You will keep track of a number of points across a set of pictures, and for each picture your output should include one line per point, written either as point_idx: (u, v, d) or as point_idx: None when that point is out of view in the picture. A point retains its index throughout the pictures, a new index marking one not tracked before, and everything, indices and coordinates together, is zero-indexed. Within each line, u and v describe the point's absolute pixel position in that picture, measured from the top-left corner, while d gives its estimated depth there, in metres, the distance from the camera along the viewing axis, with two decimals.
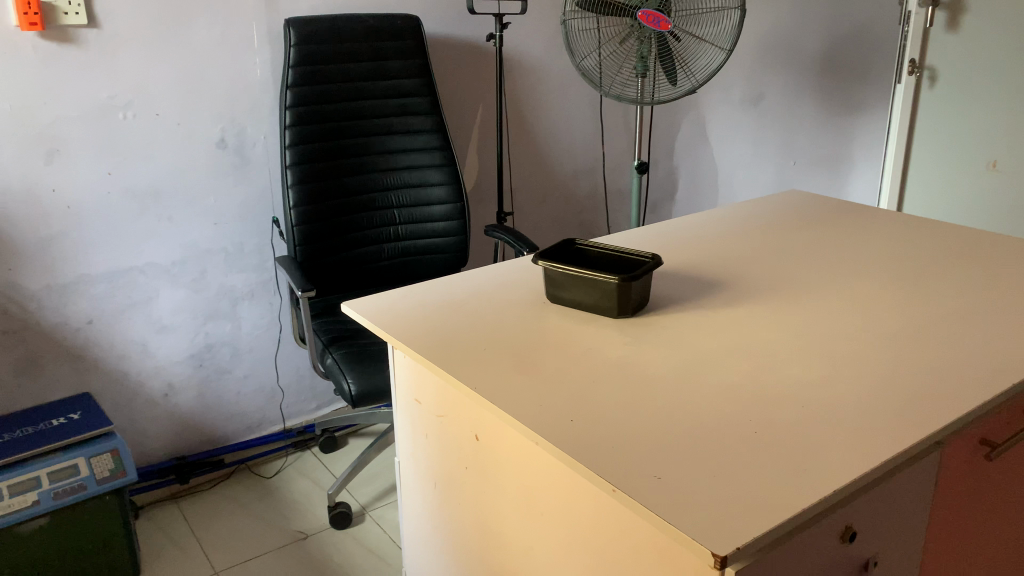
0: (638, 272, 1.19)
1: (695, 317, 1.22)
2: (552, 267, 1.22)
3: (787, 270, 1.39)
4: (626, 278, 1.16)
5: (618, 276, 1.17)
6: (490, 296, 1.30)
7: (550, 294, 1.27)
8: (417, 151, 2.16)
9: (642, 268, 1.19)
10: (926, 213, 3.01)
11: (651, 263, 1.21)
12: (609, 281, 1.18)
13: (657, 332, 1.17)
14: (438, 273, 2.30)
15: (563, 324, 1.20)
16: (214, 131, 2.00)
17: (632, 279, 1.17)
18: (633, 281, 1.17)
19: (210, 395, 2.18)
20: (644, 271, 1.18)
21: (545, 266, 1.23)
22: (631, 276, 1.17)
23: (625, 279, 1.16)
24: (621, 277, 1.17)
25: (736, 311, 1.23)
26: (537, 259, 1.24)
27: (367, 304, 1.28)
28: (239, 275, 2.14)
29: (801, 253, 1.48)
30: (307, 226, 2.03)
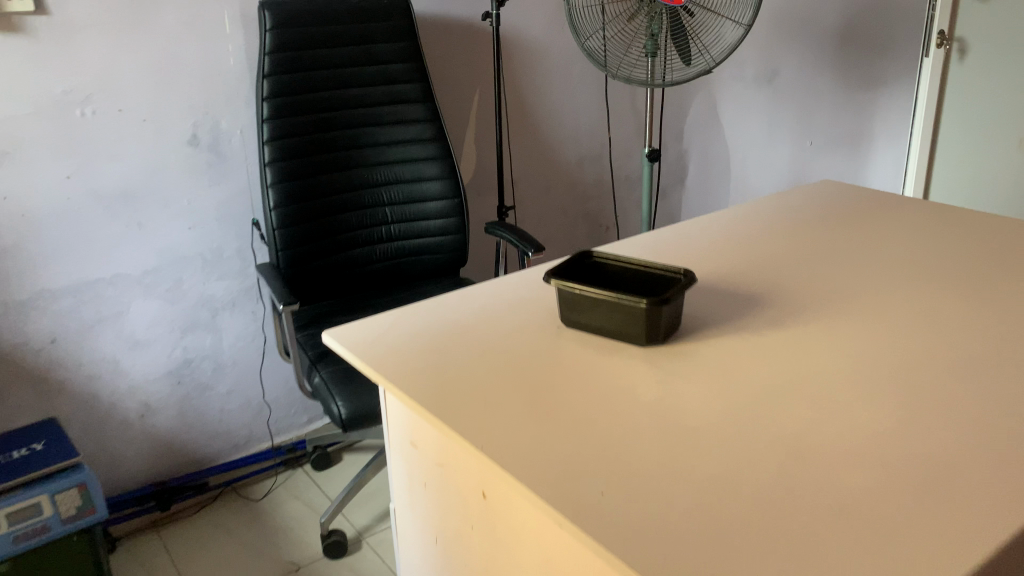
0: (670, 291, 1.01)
1: (738, 341, 1.05)
2: (568, 288, 1.04)
3: (834, 279, 1.22)
4: (658, 300, 0.98)
5: (648, 298, 0.99)
6: (496, 319, 1.13)
7: (564, 317, 1.09)
8: (410, 143, 1.98)
9: (675, 287, 1.01)
10: (952, 196, 2.85)
11: (684, 281, 1.03)
12: (638, 303, 1.00)
13: (694, 363, 1.00)
14: (436, 275, 2.12)
15: (583, 354, 1.03)
16: (185, 126, 1.81)
17: (665, 300, 0.99)
18: (666, 303, 0.99)
19: (191, 413, 2.01)
20: (677, 291, 1.00)
21: (559, 286, 1.06)
22: (664, 298, 0.99)
23: (657, 301, 0.99)
24: (652, 299, 0.99)
25: (784, 334, 1.06)
26: (550, 279, 1.06)
27: (354, 334, 1.11)
28: (218, 282, 1.96)
29: (847, 257, 1.30)
30: (290, 229, 1.85)
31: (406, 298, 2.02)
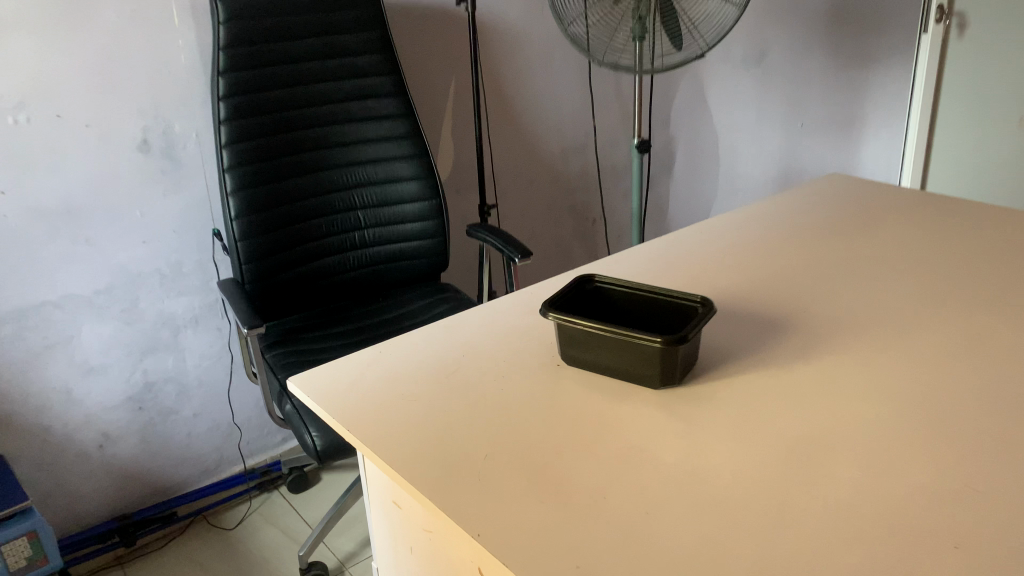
0: (688, 326, 0.88)
1: (764, 379, 0.92)
2: (569, 323, 0.91)
3: (862, 296, 1.10)
4: (676, 339, 0.85)
5: (664, 336, 0.86)
6: (487, 356, 0.99)
7: (565, 354, 0.96)
8: (382, 141, 1.82)
9: (693, 321, 0.88)
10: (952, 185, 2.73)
11: (702, 312, 0.90)
12: (652, 343, 0.87)
13: (717, 408, 0.87)
14: (415, 282, 1.98)
15: (588, 399, 0.90)
16: (135, 131, 1.65)
17: (683, 338, 0.86)
18: (685, 341, 0.86)
19: (155, 441, 1.86)
20: (696, 325, 0.87)
21: (559, 321, 0.92)
22: (682, 335, 0.86)
23: (675, 340, 0.86)
24: (668, 338, 0.86)
25: (814, 367, 0.94)
26: (548, 313, 0.92)
27: (323, 381, 0.97)
28: (179, 299, 1.80)
29: (870, 267, 1.18)
30: (255, 240, 1.70)
31: (383, 309, 1.87)
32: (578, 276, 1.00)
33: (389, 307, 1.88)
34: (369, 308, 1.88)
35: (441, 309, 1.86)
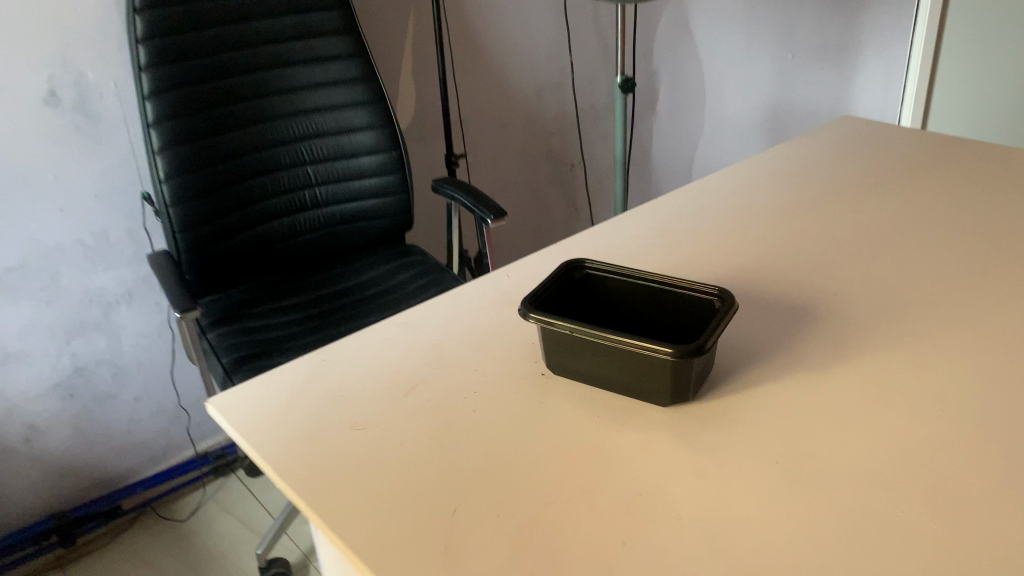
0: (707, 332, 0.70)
1: (798, 386, 0.75)
2: (559, 328, 0.73)
3: (901, 270, 0.92)
4: (694, 350, 0.67)
5: (679, 347, 0.68)
6: (459, 362, 0.81)
7: (551, 364, 0.78)
8: (333, 86, 1.60)
9: (713, 324, 0.70)
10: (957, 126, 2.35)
11: (723, 313, 0.72)
12: (663, 353, 0.69)
13: (742, 427, 0.71)
14: (376, 243, 1.78)
15: (584, 418, 0.73)
16: (38, 83, 1.41)
17: (702, 347, 0.68)
18: (704, 351, 0.68)
19: (91, 430, 1.67)
20: (717, 330, 0.70)
21: (545, 325, 0.74)
22: (700, 344, 0.68)
23: (691, 351, 0.68)
24: (683, 347, 0.68)
25: (859, 368, 0.77)
26: (531, 314, 0.74)
27: (253, 400, 0.79)
28: (108, 273, 1.59)
29: (908, 232, 1.01)
30: (190, 204, 1.48)
31: (343, 276, 1.68)
32: (566, 266, 0.81)
33: (349, 275, 1.68)
34: (326, 275, 1.68)
35: (406, 277, 1.67)
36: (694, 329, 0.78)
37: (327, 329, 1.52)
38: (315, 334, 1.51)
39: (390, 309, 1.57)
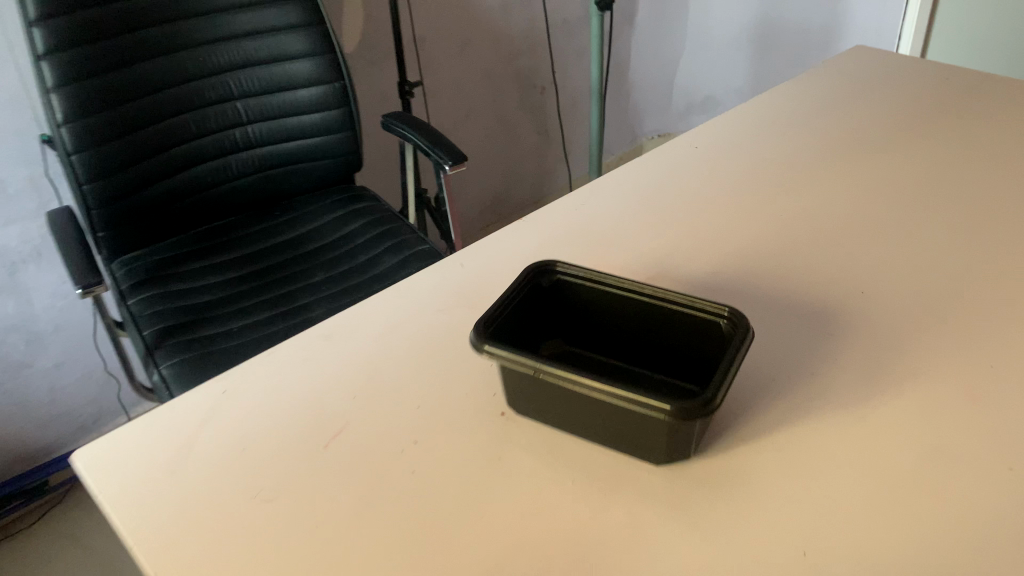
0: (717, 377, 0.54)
1: (825, 431, 0.59)
2: (524, 367, 0.56)
3: (941, 253, 0.75)
4: (702, 407, 0.51)
5: (681, 402, 0.52)
6: (396, 395, 0.64)
7: (514, 403, 0.61)
8: (262, 6, 1.36)
9: (725, 366, 0.54)
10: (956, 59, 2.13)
11: (736, 346, 0.56)
12: (661, 408, 0.52)
13: (754, 496, 0.55)
14: (319, 187, 1.57)
15: (552, 482, 0.57)
16: None
17: (711, 401, 0.52)
18: (714, 408, 0.52)
19: (5, 404, 1.49)
20: (730, 375, 0.54)
21: (505, 362, 0.57)
22: (709, 398, 0.52)
23: (697, 409, 0.52)
24: (686, 402, 0.52)
25: (901, 402, 0.61)
26: (486, 348, 0.57)
27: (133, 453, 0.61)
28: (9, 228, 1.38)
29: (947, 196, 0.83)
30: (96, 150, 1.26)
31: (282, 227, 1.48)
32: (531, 272, 0.64)
33: (290, 225, 1.48)
34: (264, 225, 1.48)
35: (356, 226, 1.47)
36: (694, 354, 0.61)
37: (265, 290, 1.33)
38: (251, 298, 1.31)
39: (338, 265, 1.38)
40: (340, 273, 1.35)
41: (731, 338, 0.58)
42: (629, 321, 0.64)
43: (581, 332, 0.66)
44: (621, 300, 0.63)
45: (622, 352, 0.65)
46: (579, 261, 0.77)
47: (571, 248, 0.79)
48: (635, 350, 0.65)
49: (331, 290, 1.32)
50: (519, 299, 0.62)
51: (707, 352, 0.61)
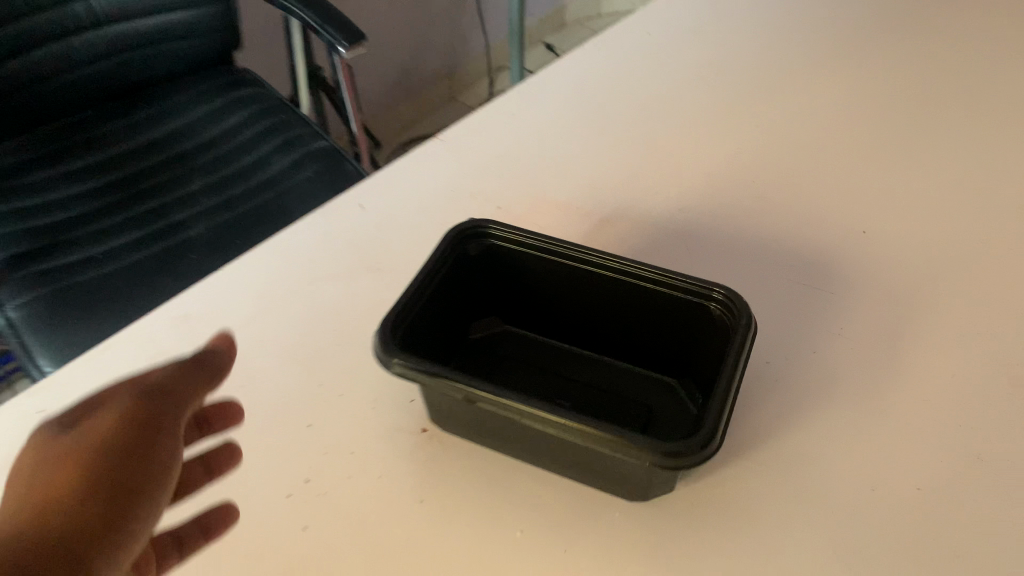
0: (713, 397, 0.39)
1: (840, 438, 0.46)
2: (450, 389, 0.41)
3: (958, 177, 0.61)
4: (700, 453, 0.37)
5: (671, 445, 0.37)
6: (279, 410, 0.48)
7: (441, 422, 0.46)
8: None
9: (724, 383, 0.39)
10: None
11: (735, 347, 0.41)
12: (642, 452, 0.38)
13: (757, 540, 0.42)
14: (181, 78, 1.12)
15: (495, 533, 0.43)
16: None
17: (711, 439, 0.37)
18: (714, 449, 0.37)
19: None
20: (731, 396, 0.39)
21: (423, 382, 0.41)
22: (708, 435, 0.38)
23: (693, 453, 0.37)
24: (678, 445, 0.37)
25: (932, 391, 0.48)
26: (397, 365, 0.41)
27: None
28: None
29: (957, 99, 0.68)
30: None
31: (141, 118, 1.07)
32: (452, 240, 0.47)
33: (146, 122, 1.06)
34: (112, 121, 1.06)
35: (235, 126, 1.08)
36: (673, 340, 0.47)
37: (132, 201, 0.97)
38: (109, 211, 0.94)
39: (223, 171, 1.02)
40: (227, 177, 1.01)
41: (724, 329, 0.43)
42: (587, 298, 0.49)
43: (524, 308, 0.51)
44: (574, 273, 0.48)
45: (576, 332, 0.51)
46: (514, 202, 0.61)
47: (503, 184, 0.62)
48: (595, 331, 0.50)
49: (219, 202, 0.98)
50: (438, 280, 0.46)
51: (689, 339, 0.46)
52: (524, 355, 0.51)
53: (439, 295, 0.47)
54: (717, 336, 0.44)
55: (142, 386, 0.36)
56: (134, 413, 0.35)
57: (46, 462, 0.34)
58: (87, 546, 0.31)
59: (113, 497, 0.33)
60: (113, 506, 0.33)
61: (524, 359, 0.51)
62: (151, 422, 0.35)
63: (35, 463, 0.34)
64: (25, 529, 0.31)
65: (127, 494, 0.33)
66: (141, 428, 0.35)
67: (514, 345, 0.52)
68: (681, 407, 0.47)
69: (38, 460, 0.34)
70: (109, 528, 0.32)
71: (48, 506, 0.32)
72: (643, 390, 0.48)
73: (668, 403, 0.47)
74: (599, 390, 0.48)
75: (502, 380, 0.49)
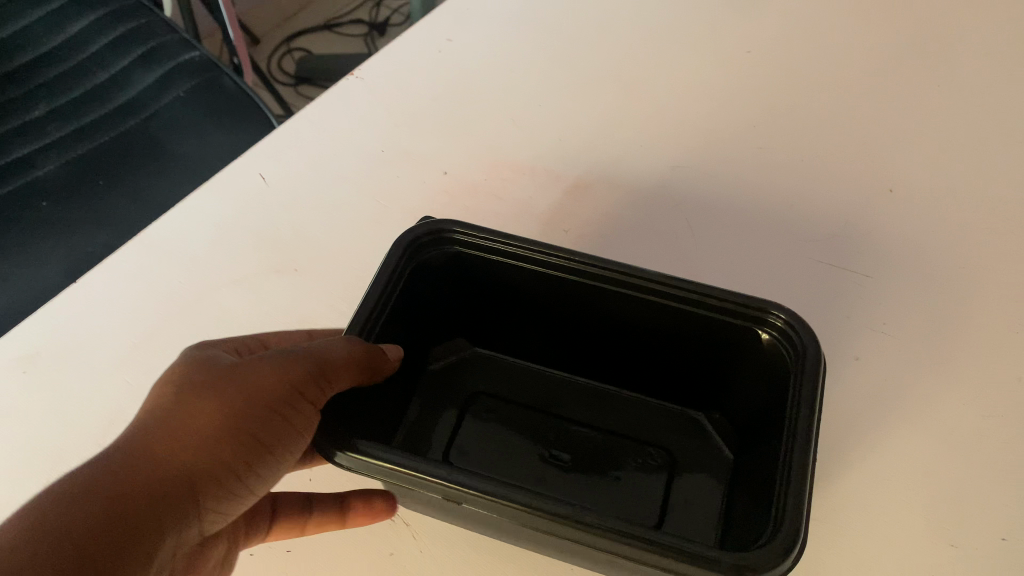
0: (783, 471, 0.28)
1: (890, 472, 0.38)
2: (424, 490, 0.29)
3: (990, 106, 0.50)
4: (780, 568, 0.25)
5: (740, 559, 0.26)
6: None
7: (408, 502, 0.34)
8: None
9: (797, 453, 0.28)
10: None
11: (803, 395, 0.30)
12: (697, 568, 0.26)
13: None
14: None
15: None
16: None
17: (788, 547, 0.26)
18: (796, 558, 0.26)
19: None
20: (811, 468, 0.28)
21: (384, 477, 0.29)
22: (790, 540, 0.26)
23: (771, 568, 0.26)
24: (751, 555, 0.26)
25: (1003, 396, 0.39)
26: (349, 455, 0.29)
27: None
28: None
29: (971, 4, 0.56)
30: None
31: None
32: (405, 252, 0.34)
33: None
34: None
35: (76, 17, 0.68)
36: (706, 366, 0.37)
37: None
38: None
39: (80, 90, 0.65)
40: (85, 98, 0.65)
41: (783, 365, 0.32)
42: (583, 316, 0.37)
43: (499, 322, 0.40)
44: (566, 284, 0.36)
45: (567, 353, 0.40)
46: (464, 164, 0.49)
47: (442, 144, 0.50)
48: (593, 353, 0.40)
49: (78, 129, 0.63)
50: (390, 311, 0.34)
51: (726, 368, 0.36)
52: (500, 382, 0.41)
53: (391, 329, 0.35)
54: (770, 371, 0.34)
55: (318, 346, 0.30)
56: (296, 371, 0.29)
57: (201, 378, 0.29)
58: (188, 499, 0.27)
59: (234, 456, 0.29)
60: (232, 466, 0.28)
61: (511, 397, 0.40)
62: (302, 394, 0.30)
63: (192, 364, 0.30)
64: (156, 451, 0.27)
65: (258, 453, 0.29)
66: (290, 397, 0.29)
67: (485, 375, 0.41)
68: (713, 451, 0.37)
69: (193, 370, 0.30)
70: (219, 489, 0.28)
71: (181, 439, 0.28)
72: (664, 427, 0.39)
73: (694, 447, 0.38)
74: (610, 437, 0.38)
75: (479, 424, 0.39)
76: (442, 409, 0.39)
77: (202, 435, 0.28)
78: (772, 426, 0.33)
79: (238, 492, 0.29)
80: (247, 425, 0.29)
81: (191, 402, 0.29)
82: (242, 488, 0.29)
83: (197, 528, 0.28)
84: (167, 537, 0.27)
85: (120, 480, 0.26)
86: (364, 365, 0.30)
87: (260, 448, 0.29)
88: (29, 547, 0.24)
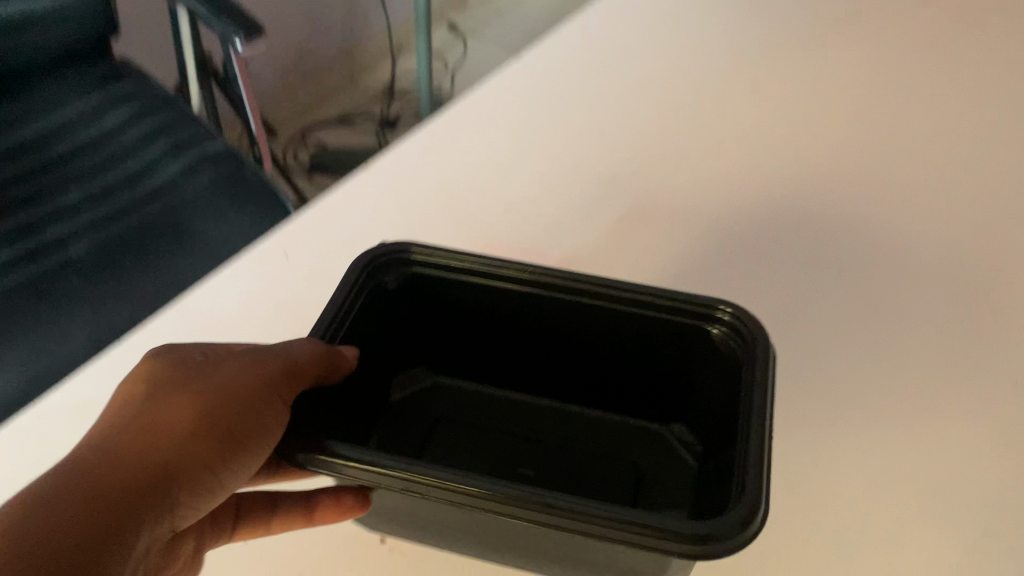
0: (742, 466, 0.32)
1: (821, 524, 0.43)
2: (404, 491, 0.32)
3: (910, 232, 0.59)
4: (745, 535, 0.29)
5: (700, 526, 0.30)
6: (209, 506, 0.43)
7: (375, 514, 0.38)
8: None
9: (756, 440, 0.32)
10: None
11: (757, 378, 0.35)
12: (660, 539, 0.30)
13: None
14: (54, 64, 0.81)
15: None
16: None
17: (750, 522, 0.30)
18: (759, 526, 0.30)
19: None
20: (766, 449, 0.32)
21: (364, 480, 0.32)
22: (751, 510, 0.30)
23: (732, 535, 0.29)
24: (711, 525, 0.30)
25: (922, 435, 0.46)
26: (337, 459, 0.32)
27: None
28: None
29: (903, 146, 0.66)
30: None
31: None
32: (368, 263, 0.40)
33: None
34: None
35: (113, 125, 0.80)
36: (666, 372, 0.43)
37: None
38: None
39: (109, 182, 0.75)
40: (112, 188, 0.74)
41: (732, 350, 0.38)
42: (556, 336, 0.43)
43: (473, 349, 0.46)
44: (541, 305, 0.41)
45: (533, 379, 0.46)
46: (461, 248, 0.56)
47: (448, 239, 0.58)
48: (560, 374, 0.45)
49: (106, 215, 0.72)
50: (352, 319, 0.40)
51: (684, 373, 0.42)
52: (462, 412, 0.46)
53: (360, 327, 0.41)
54: (719, 360, 0.39)
55: (283, 354, 0.35)
56: (271, 375, 0.34)
57: (183, 383, 0.34)
58: (166, 487, 0.32)
59: (209, 451, 0.33)
60: (207, 460, 0.33)
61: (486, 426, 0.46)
62: (278, 391, 0.34)
63: (176, 372, 0.35)
64: (141, 451, 0.32)
65: (235, 448, 0.33)
66: (266, 396, 0.34)
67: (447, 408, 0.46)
68: (676, 459, 0.43)
69: (175, 376, 0.35)
70: (194, 480, 0.33)
71: (161, 441, 0.32)
72: (625, 444, 0.45)
73: (658, 457, 0.44)
74: (584, 456, 0.44)
75: (452, 449, 0.45)
76: (417, 436, 0.45)
77: (179, 433, 0.33)
78: (728, 413, 0.38)
79: (215, 484, 0.34)
80: (226, 421, 0.33)
81: (170, 406, 0.33)
82: (218, 482, 0.34)
83: (171, 520, 0.32)
84: (144, 533, 0.31)
85: (110, 475, 0.30)
86: (322, 367, 0.35)
87: (239, 445, 0.33)
88: (19, 537, 0.28)
